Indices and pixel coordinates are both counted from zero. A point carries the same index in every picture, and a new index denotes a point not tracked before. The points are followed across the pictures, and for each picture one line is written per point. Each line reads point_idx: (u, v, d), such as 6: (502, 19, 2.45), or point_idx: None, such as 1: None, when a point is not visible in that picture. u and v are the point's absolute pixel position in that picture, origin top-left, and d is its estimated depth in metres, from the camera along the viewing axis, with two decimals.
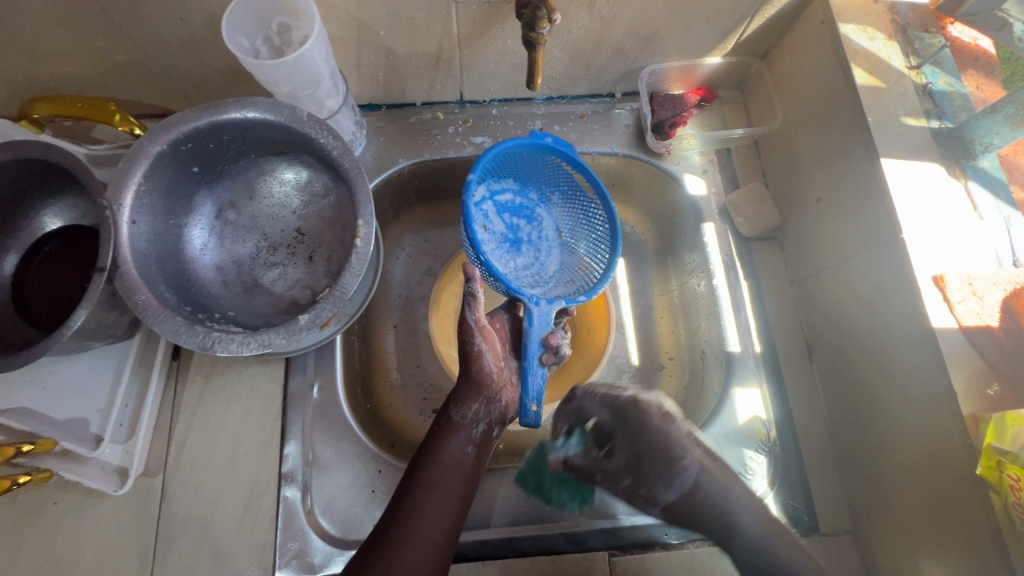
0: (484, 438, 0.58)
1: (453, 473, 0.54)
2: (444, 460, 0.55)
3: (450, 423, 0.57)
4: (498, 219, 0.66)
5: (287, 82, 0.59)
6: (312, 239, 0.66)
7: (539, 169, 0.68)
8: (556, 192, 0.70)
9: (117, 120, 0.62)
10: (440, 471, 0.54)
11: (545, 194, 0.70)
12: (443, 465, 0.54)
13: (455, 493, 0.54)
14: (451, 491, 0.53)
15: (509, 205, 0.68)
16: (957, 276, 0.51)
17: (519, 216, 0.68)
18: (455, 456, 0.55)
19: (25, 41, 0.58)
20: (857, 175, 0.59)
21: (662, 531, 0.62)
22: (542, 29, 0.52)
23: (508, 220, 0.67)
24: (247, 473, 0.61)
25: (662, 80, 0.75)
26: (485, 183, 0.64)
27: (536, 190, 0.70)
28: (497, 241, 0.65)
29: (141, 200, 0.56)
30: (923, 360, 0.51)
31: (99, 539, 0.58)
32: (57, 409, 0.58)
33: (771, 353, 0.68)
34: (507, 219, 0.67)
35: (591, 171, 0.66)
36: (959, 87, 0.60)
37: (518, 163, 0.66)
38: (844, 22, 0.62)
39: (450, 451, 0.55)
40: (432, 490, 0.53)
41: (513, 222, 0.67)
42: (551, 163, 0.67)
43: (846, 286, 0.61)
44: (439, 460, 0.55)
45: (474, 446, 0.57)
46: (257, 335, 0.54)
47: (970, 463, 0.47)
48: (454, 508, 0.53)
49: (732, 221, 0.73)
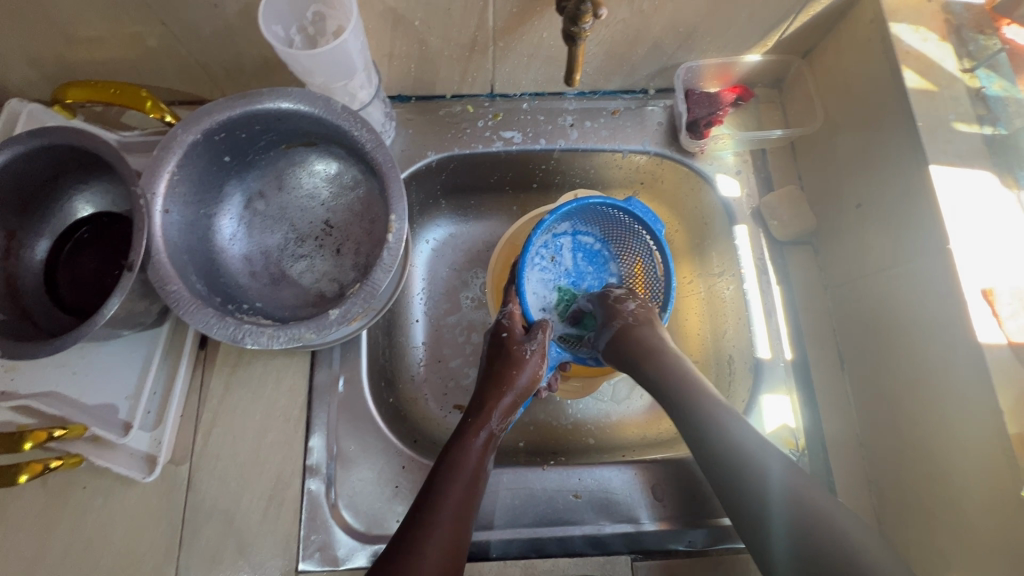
0: (495, 448, 0.57)
1: (468, 470, 0.53)
2: (461, 457, 0.54)
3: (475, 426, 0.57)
4: (570, 256, 0.74)
5: (320, 73, 0.58)
6: (340, 232, 0.66)
7: (623, 228, 0.71)
8: (625, 238, 0.72)
9: (148, 106, 0.61)
10: (458, 467, 0.53)
11: (622, 252, 0.74)
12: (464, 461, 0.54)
13: (472, 489, 0.52)
14: (469, 488, 0.52)
15: (587, 248, 0.74)
16: (1007, 290, 0.50)
17: (591, 261, 0.74)
18: (472, 453, 0.55)
19: (61, 25, 0.58)
20: (901, 183, 0.58)
21: (687, 538, 0.61)
22: (585, 24, 0.51)
23: (578, 261, 0.74)
24: (272, 463, 0.61)
25: (698, 77, 0.73)
26: (572, 222, 0.73)
27: (618, 242, 0.74)
28: (558, 274, 0.73)
29: (173, 189, 0.56)
30: (967, 376, 0.50)
31: (126, 523, 0.58)
32: (89, 394, 0.59)
33: (802, 360, 0.67)
34: (578, 259, 0.74)
35: (669, 252, 0.68)
36: (1015, 93, 0.57)
37: (606, 217, 0.71)
38: (896, 22, 0.59)
39: (466, 449, 0.55)
40: (451, 483, 0.51)
41: (581, 265, 0.74)
42: (636, 230, 0.70)
43: (885, 296, 0.60)
44: (456, 457, 0.54)
45: (488, 451, 0.56)
46: (287, 329, 0.54)
47: (1015, 485, 0.46)
48: (469, 508, 0.51)
49: (765, 224, 0.72)
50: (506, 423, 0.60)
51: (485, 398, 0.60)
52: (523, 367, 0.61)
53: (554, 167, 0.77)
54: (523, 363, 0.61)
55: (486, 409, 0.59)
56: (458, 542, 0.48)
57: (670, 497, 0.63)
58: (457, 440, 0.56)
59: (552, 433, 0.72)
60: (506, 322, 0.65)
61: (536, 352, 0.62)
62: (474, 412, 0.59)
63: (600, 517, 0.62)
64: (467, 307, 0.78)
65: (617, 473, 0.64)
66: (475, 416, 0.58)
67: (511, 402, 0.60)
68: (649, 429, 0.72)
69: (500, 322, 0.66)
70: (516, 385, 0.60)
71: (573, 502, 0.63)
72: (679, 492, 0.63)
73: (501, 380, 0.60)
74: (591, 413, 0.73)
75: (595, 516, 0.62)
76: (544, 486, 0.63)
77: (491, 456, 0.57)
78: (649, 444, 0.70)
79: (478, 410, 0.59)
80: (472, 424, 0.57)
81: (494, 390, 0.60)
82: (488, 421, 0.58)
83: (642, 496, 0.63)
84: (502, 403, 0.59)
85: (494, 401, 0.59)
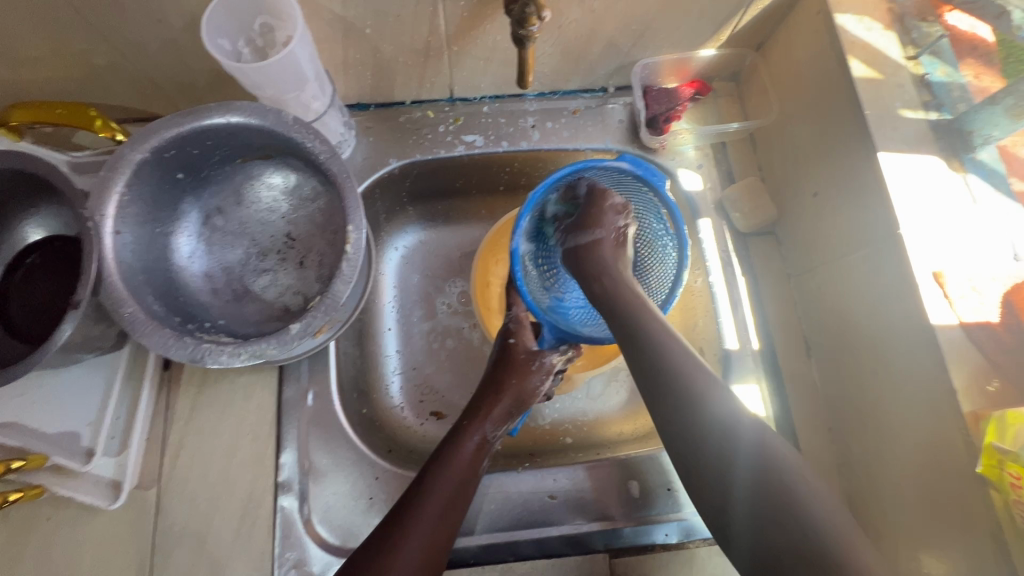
0: (488, 455, 0.57)
1: (456, 475, 0.53)
2: (451, 460, 0.54)
3: (466, 430, 0.57)
4: None
5: (271, 85, 0.58)
6: (302, 245, 0.65)
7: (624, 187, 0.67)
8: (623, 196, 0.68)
9: (97, 126, 0.61)
10: (446, 473, 0.53)
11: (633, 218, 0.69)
12: (452, 469, 0.53)
13: (458, 497, 0.52)
14: (456, 493, 0.52)
15: None
16: (956, 272, 0.51)
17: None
18: (463, 460, 0.54)
19: (0, 48, 0.56)
20: (854, 170, 0.59)
21: (661, 531, 0.62)
22: (531, 27, 0.51)
23: None
24: (243, 482, 0.60)
25: (656, 74, 0.73)
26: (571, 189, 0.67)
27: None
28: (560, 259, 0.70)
29: (124, 210, 0.55)
30: (919, 357, 0.51)
31: (95, 552, 0.57)
32: (47, 423, 0.58)
33: (768, 350, 0.68)
34: None
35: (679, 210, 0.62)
36: (957, 78, 0.59)
37: (598, 182, 0.67)
38: (841, 12, 0.61)
39: (457, 452, 0.55)
40: (436, 488, 0.51)
41: None
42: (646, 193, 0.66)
43: (842, 282, 0.61)
44: (445, 462, 0.54)
45: (480, 457, 0.56)
46: (248, 346, 0.53)
47: (970, 462, 0.47)
48: (454, 515, 0.51)
49: (728, 217, 0.73)
50: (502, 430, 0.59)
51: (481, 402, 0.59)
52: (526, 376, 0.60)
53: (519, 168, 0.77)
54: (528, 370, 0.61)
55: (482, 416, 0.58)
56: (440, 547, 0.48)
57: (644, 494, 0.63)
58: (446, 445, 0.55)
59: (528, 435, 0.71)
60: (513, 327, 0.64)
61: (544, 368, 0.61)
62: (470, 415, 0.58)
63: (576, 517, 0.62)
64: (443, 314, 0.77)
65: (591, 471, 0.64)
66: (470, 419, 0.58)
67: (504, 410, 0.59)
68: (627, 425, 0.72)
69: (507, 326, 0.64)
70: (513, 394, 0.59)
71: (548, 503, 0.63)
72: (653, 486, 0.63)
73: (499, 387, 0.59)
74: (569, 411, 0.72)
75: (571, 515, 0.62)
76: (520, 489, 0.63)
77: (484, 462, 0.56)
78: (626, 440, 0.70)
79: (474, 414, 0.58)
80: (467, 427, 0.57)
81: (492, 397, 0.59)
82: (483, 426, 0.57)
83: (617, 493, 0.63)
84: (498, 409, 0.58)
85: (488, 409, 0.58)
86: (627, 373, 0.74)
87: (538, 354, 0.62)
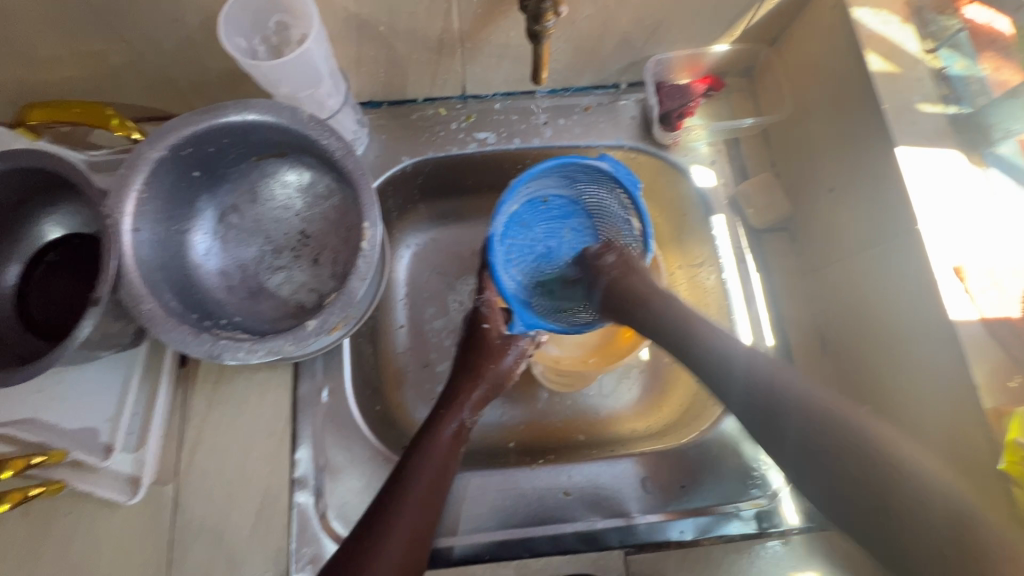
0: (466, 441, 0.58)
1: (436, 462, 0.54)
2: (430, 447, 0.55)
3: (442, 417, 0.58)
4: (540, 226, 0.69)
5: (287, 83, 0.58)
6: (316, 242, 0.65)
7: (597, 183, 0.66)
8: (594, 189, 0.68)
9: (114, 124, 0.61)
10: (427, 460, 0.54)
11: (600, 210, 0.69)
12: (433, 456, 0.54)
13: (439, 484, 0.53)
14: (438, 479, 0.53)
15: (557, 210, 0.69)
16: (976, 267, 0.51)
17: (564, 222, 0.70)
18: (442, 446, 0.55)
19: (19, 47, 0.57)
20: (871, 165, 0.58)
21: (676, 527, 0.61)
22: (547, 22, 0.51)
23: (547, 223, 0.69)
24: (260, 478, 0.61)
25: (668, 70, 0.73)
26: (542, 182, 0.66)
27: (595, 199, 0.69)
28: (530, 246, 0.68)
29: (142, 207, 0.55)
30: (940, 354, 0.51)
31: (114, 546, 0.58)
32: (66, 419, 0.58)
33: (784, 347, 0.67)
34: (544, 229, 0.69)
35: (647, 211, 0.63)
36: (976, 71, 0.58)
37: (574, 176, 0.66)
38: (857, 6, 0.60)
39: (436, 440, 0.56)
40: (418, 476, 0.52)
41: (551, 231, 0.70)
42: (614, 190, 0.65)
43: (859, 278, 0.60)
44: (424, 449, 0.55)
45: (459, 443, 0.57)
46: (265, 342, 0.54)
47: (993, 459, 0.46)
48: (436, 501, 0.52)
49: (742, 213, 0.72)
50: (477, 415, 0.61)
51: (458, 388, 0.60)
52: (499, 360, 0.62)
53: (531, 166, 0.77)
54: (500, 354, 0.62)
55: (458, 401, 0.59)
56: (424, 533, 0.50)
57: (660, 489, 0.64)
58: (425, 431, 0.56)
59: (542, 432, 0.71)
60: (485, 312, 0.64)
61: (517, 351, 0.63)
62: (447, 402, 0.59)
63: (591, 513, 0.63)
64: (455, 311, 0.77)
65: (607, 468, 0.65)
66: (447, 407, 0.59)
67: (481, 395, 0.61)
68: (640, 422, 0.71)
69: (478, 310, 0.64)
70: (489, 379, 0.61)
71: (563, 499, 0.63)
72: (669, 483, 0.64)
73: (474, 372, 0.61)
74: (581, 409, 0.72)
75: (586, 512, 0.63)
76: (535, 485, 0.64)
77: (462, 448, 0.58)
78: (639, 437, 0.70)
79: (451, 401, 0.59)
80: (444, 415, 0.58)
81: (467, 384, 0.60)
82: (460, 412, 0.59)
83: (633, 489, 0.64)
84: (474, 395, 0.60)
85: (465, 395, 0.60)
86: (639, 371, 0.74)
87: (511, 338, 0.63)
